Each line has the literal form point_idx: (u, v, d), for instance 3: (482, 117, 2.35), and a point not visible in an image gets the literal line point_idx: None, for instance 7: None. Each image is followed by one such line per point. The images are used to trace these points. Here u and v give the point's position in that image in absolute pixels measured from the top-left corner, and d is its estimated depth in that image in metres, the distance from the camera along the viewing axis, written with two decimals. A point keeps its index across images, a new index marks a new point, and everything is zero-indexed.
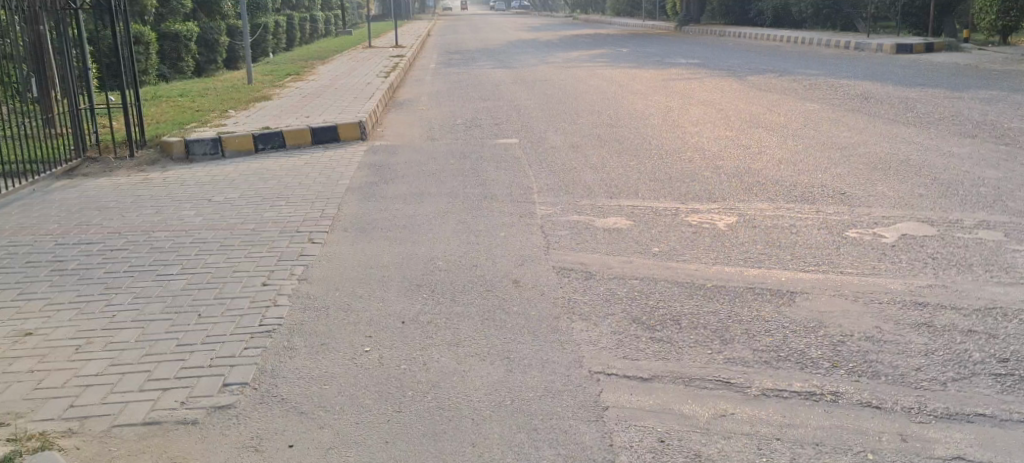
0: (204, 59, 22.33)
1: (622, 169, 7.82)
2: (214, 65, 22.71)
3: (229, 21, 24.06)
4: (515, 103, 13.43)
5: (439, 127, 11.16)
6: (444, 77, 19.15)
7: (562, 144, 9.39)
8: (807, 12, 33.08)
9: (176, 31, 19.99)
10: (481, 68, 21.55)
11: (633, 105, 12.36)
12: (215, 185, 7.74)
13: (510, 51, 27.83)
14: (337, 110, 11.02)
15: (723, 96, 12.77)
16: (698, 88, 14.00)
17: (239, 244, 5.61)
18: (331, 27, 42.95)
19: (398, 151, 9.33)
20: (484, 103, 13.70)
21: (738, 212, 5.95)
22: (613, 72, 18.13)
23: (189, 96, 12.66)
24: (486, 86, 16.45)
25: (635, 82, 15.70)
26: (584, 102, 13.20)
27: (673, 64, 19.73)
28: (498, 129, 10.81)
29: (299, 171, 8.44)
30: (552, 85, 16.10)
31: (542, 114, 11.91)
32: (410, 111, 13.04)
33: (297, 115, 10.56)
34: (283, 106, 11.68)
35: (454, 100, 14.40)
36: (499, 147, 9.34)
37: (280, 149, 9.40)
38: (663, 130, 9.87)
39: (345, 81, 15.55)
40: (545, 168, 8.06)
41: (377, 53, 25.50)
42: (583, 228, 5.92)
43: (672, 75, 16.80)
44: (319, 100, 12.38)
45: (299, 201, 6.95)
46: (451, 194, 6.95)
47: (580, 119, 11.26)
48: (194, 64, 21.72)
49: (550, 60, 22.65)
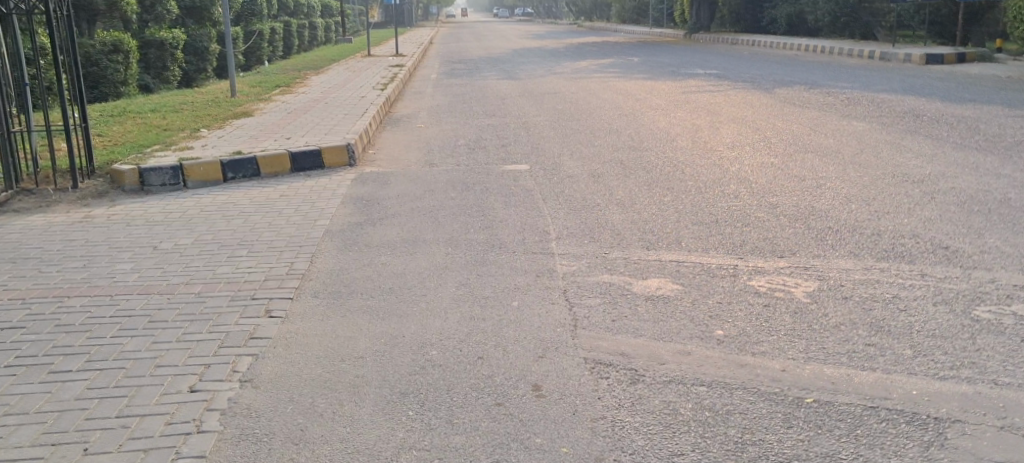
0: (193, 68, 21.05)
1: (656, 207, 6.54)
2: (204, 75, 21.44)
3: (220, 28, 22.82)
4: (523, 120, 12.16)
5: (437, 150, 9.88)
6: (446, 89, 17.92)
7: (580, 173, 8.12)
8: (823, 20, 31.84)
9: (160, 39, 18.73)
10: (486, 79, 20.27)
11: (654, 124, 11.07)
12: (168, 225, 6.48)
13: (516, 60, 26.61)
14: (324, 130, 9.76)
15: (754, 114, 11.51)
16: (724, 104, 12.72)
17: (174, 320, 4.33)
18: (332, 34, 41.69)
19: (391, 180, 8.05)
20: (488, 120, 12.42)
21: (817, 275, 4.65)
22: (627, 84, 16.88)
23: (160, 114, 11.42)
24: (490, 100, 15.16)
25: (654, 95, 14.44)
26: (599, 119, 11.92)
27: (691, 75, 18.44)
28: (504, 152, 9.53)
29: (272, 205, 7.16)
30: (563, 99, 14.85)
31: (554, 134, 10.64)
32: (407, 129, 11.78)
33: (276, 136, 9.30)
34: (264, 124, 10.41)
35: (455, 116, 13.13)
36: (507, 176, 8.07)
37: (254, 177, 8.14)
38: (696, 155, 8.60)
39: (337, 94, 14.31)
40: (563, 206, 6.77)
41: (375, 62, 24.23)
42: (618, 294, 4.63)
43: (692, 87, 15.50)
44: (304, 118, 11.11)
45: (263, 250, 5.68)
46: (449, 244, 5.67)
47: (598, 140, 9.99)
48: (181, 73, 20.46)
49: (559, 70, 21.44)
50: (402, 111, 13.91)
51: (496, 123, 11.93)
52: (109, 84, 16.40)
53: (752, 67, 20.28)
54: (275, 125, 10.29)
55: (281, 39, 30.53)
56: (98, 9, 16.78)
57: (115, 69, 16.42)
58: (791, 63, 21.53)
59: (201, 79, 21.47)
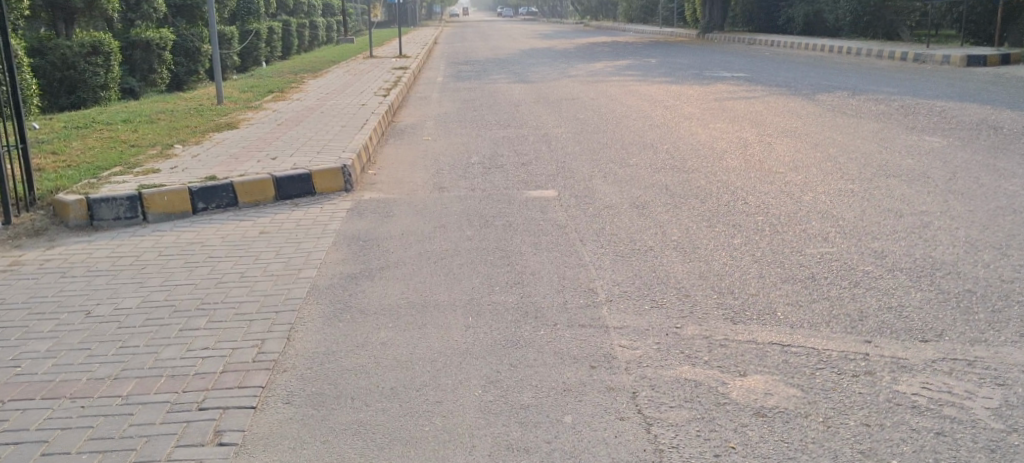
0: (183, 70, 19.72)
1: (724, 254, 5.20)
2: (196, 76, 20.13)
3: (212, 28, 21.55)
4: (542, 132, 10.83)
5: (447, 170, 8.54)
6: (454, 94, 16.63)
7: (618, 203, 6.80)
8: (845, 19, 30.42)
9: (147, 39, 17.40)
10: (495, 82, 18.91)
11: (691, 138, 9.74)
12: (113, 276, 5.20)
13: (526, 61, 25.29)
14: (315, 148, 8.47)
15: (804, 125, 10.18)
16: (765, 113, 11.39)
17: (81, 453, 3.05)
18: (333, 34, 40.43)
19: (392, 211, 6.74)
20: (502, 131, 11.09)
21: (992, 378, 3.31)
22: (650, 88, 15.56)
23: (130, 126, 10.14)
24: (503, 107, 13.86)
25: (683, 103, 13.13)
26: (628, 130, 10.59)
27: (717, 78, 17.07)
28: (525, 174, 8.19)
29: (248, 245, 5.87)
30: (583, 106, 13.54)
31: (580, 150, 9.30)
32: (411, 143, 10.49)
33: (260, 155, 8.03)
34: (249, 140, 9.13)
35: (466, 126, 11.80)
36: (531, 207, 6.75)
37: (230, 207, 6.86)
38: (753, 180, 7.29)
39: (335, 102, 13.02)
40: (607, 251, 5.43)
41: (377, 64, 22.92)
42: (712, 402, 3.30)
43: (723, 93, 14.15)
44: (295, 131, 9.80)
45: (228, 320, 4.40)
46: (469, 315, 4.35)
47: (632, 159, 8.65)
48: (169, 76, 19.19)
49: (573, 72, 20.11)
50: (406, 121, 12.58)
51: (511, 137, 10.61)
52: (88, 89, 15.05)
53: (781, 69, 18.91)
54: (260, 141, 9.00)
55: (279, 39, 29.22)
56: (77, 8, 15.45)
57: (94, 72, 15.08)
58: (820, 65, 20.15)
59: (192, 81, 20.16)
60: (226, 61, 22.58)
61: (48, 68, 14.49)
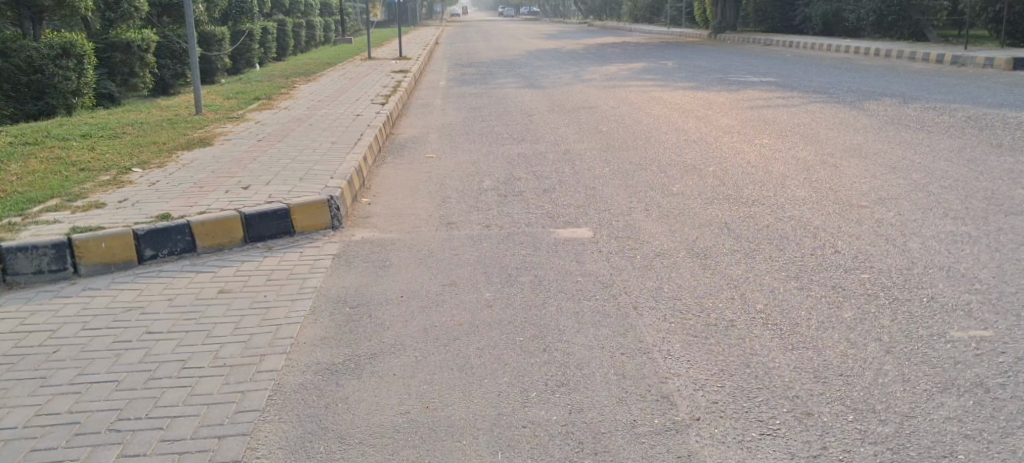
0: (169, 72, 18.31)
1: (833, 334, 3.88)
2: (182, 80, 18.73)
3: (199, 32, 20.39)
4: (561, 149, 9.53)
5: (455, 199, 7.22)
6: (459, 101, 15.29)
7: (670, 248, 5.48)
8: (866, 19, 29.09)
9: (128, 40, 15.97)
10: (504, 87, 17.58)
11: (737, 157, 8.41)
12: (10, 366, 3.88)
13: (533, 63, 23.97)
14: (297, 172, 7.13)
15: (864, 140, 8.87)
16: (813, 125, 10.08)
17: None
18: (331, 34, 39.07)
19: (391, 260, 5.41)
20: (516, 147, 9.77)
21: None
22: (675, 95, 14.24)
23: (88, 142, 8.79)
24: (515, 116, 12.54)
25: (715, 112, 11.81)
26: (661, 147, 9.27)
27: (745, 83, 15.75)
28: (550, 206, 6.87)
29: (201, 311, 4.55)
30: (603, 115, 12.21)
31: (609, 173, 7.98)
32: (412, 161, 9.16)
33: (229, 183, 6.70)
34: (221, 160, 7.78)
35: (474, 139, 10.49)
36: (563, 255, 5.43)
37: (186, 253, 5.50)
38: (831, 215, 5.96)
39: (326, 111, 11.70)
40: (675, 327, 4.11)
41: (376, 67, 21.58)
42: None
43: (758, 101, 12.84)
44: (277, 148, 8.47)
45: (146, 454, 3.10)
46: (498, 450, 3.04)
47: (674, 184, 7.32)
48: (153, 80, 17.78)
49: (586, 76, 18.77)
50: (407, 133, 11.26)
51: (528, 154, 9.29)
52: (60, 95, 13.30)
53: (811, 73, 17.60)
54: (234, 162, 7.66)
55: (275, 40, 27.84)
56: (47, 6, 13.95)
57: (66, 76, 13.34)
58: (851, 68, 18.85)
59: (177, 86, 18.75)
60: (216, 64, 21.22)
61: (13, 71, 12.86)
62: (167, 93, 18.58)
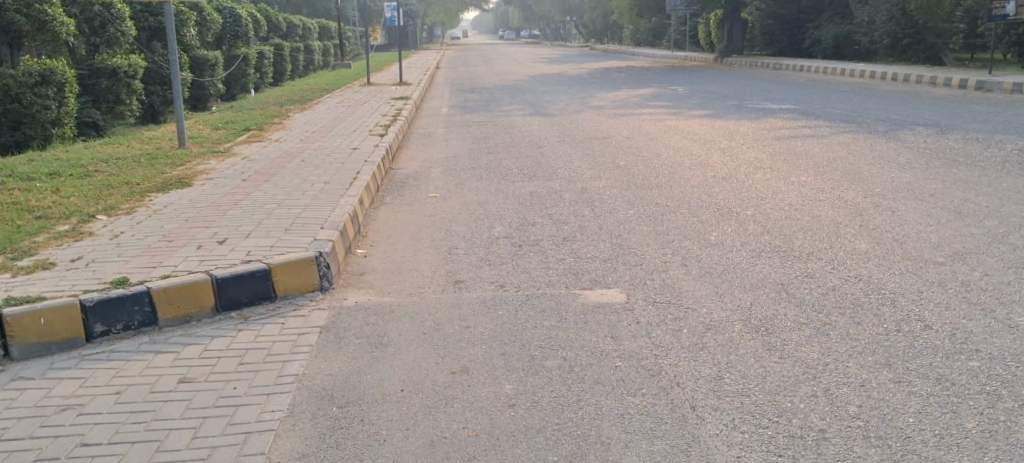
0: (159, 99, 17.53)
1: (955, 459, 3.06)
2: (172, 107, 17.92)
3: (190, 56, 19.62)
4: (577, 187, 8.74)
5: (462, 251, 6.39)
6: (463, 130, 14.54)
7: (721, 315, 4.63)
8: (879, 42, 28.50)
9: (113, 66, 15.16)
10: (509, 115, 16.81)
11: (775, 197, 7.59)
12: None
13: (538, 88, 23.24)
14: (281, 222, 6.30)
15: (913, 177, 8.08)
16: (850, 159, 9.31)
17: None
18: (329, 58, 38.35)
19: (390, 334, 4.56)
20: (528, 185, 8.97)
21: None
22: (692, 124, 13.48)
23: (54, 183, 7.93)
24: (523, 148, 11.76)
25: (739, 144, 11.04)
26: (687, 185, 8.47)
27: (765, 111, 15.03)
28: (571, 259, 6.04)
29: (153, 413, 3.74)
30: (619, 147, 11.43)
31: (634, 218, 7.15)
32: (414, 201, 8.35)
33: (202, 236, 5.86)
34: (198, 206, 6.95)
35: (481, 175, 9.69)
36: (593, 324, 4.59)
37: (146, 326, 4.65)
38: (904, 272, 5.14)
39: (321, 144, 10.89)
40: (748, 440, 3.27)
41: (374, 93, 20.83)
42: None
43: (783, 131, 12.06)
44: (263, 190, 7.66)
45: None
46: None
47: (708, 232, 6.49)
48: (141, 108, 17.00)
49: (594, 103, 18.04)
50: (408, 168, 10.44)
51: (541, 193, 8.48)
52: (39, 126, 12.24)
53: (831, 99, 16.88)
54: (213, 209, 6.82)
55: (271, 65, 27.10)
56: (26, 31, 12.63)
57: (45, 105, 12.25)
58: (871, 94, 18.17)
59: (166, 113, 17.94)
60: (209, 90, 20.43)
61: None
62: (156, 121, 17.77)
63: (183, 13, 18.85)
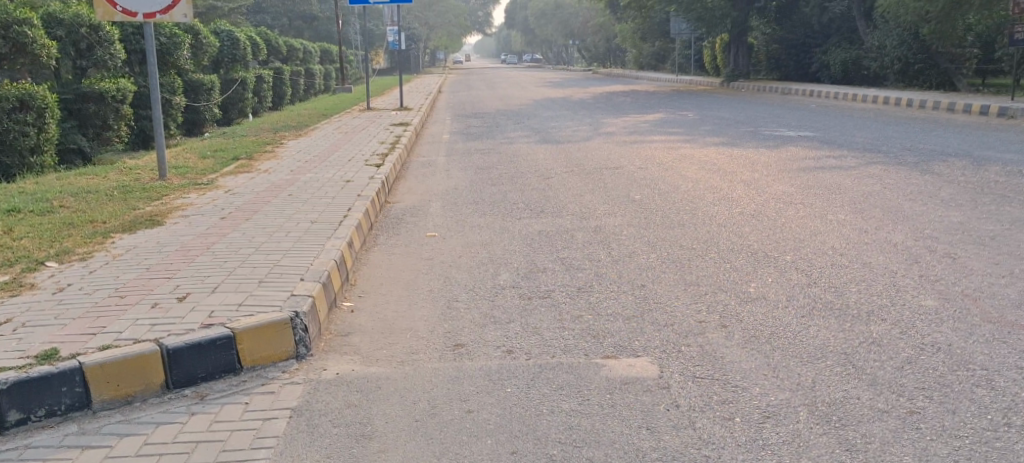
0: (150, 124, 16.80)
1: None
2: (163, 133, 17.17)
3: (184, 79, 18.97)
4: (590, 225, 7.96)
5: (464, 305, 5.60)
6: (465, 158, 13.82)
7: (779, 395, 3.83)
8: (892, 66, 27.90)
9: (102, 90, 13.93)
10: (514, 142, 16.07)
11: (814, 240, 6.80)
12: None
13: (543, 113, 22.57)
14: (257, 271, 5.50)
15: (963, 215, 7.34)
16: (889, 194, 8.57)
17: None
18: (330, 82, 37.82)
19: (377, 421, 3.77)
20: (538, 222, 8.22)
21: None
22: (709, 154, 12.77)
23: (10, 221, 7.13)
24: (530, 179, 11.03)
25: (763, 176, 10.32)
26: (713, 224, 7.68)
27: (783, 139, 14.33)
28: (590, 316, 5.25)
29: None
30: (632, 178, 10.70)
31: (658, 265, 6.36)
32: (411, 240, 7.59)
33: (162, 289, 5.06)
34: (165, 250, 6.17)
35: (486, 210, 8.92)
36: (625, 407, 3.79)
37: (76, 411, 3.88)
38: (988, 338, 4.36)
39: (312, 175, 10.14)
40: None
41: (373, 118, 20.15)
42: None
43: (808, 161, 11.30)
44: (241, 231, 6.88)
45: None
46: None
47: (744, 284, 5.69)
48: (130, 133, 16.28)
49: (602, 130, 17.35)
50: (406, 202, 9.67)
51: (552, 233, 7.70)
52: (15, 154, 11.44)
53: (850, 127, 16.20)
54: (182, 255, 6.04)
55: (269, 88, 26.39)
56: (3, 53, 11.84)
57: (23, 132, 11.44)
58: (890, 120, 17.52)
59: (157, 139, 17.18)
60: (203, 115, 19.72)
61: None
62: (146, 146, 17.00)
63: (177, 34, 17.91)
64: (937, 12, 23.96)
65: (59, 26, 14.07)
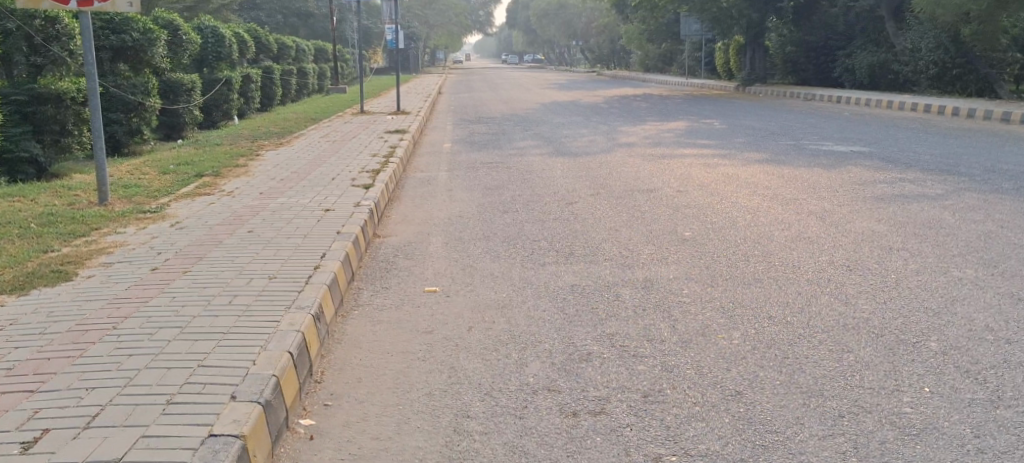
0: (121, 129, 14.58)
1: None
2: (138, 137, 15.02)
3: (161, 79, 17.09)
4: (637, 279, 6.17)
5: (481, 427, 3.82)
6: (470, 174, 12.07)
7: None
8: (925, 72, 26.21)
9: (61, 90, 11.07)
10: (525, 154, 14.26)
11: (952, 315, 5.01)
12: None
13: (553, 119, 20.85)
14: (168, 378, 3.73)
15: None
16: (1011, 236, 6.84)
17: None
18: (325, 81, 36.08)
19: None
20: (568, 271, 6.48)
21: None
22: (755, 174, 11.05)
23: None
24: (551, 205, 9.29)
25: (832, 205, 8.59)
26: (799, 281, 5.89)
27: (834, 156, 12.63)
28: (674, 458, 3.46)
29: None
30: (674, 206, 8.97)
31: (749, 352, 4.57)
32: (404, 299, 5.80)
33: (9, 421, 3.35)
34: (50, 328, 4.38)
35: (499, 252, 7.13)
36: None
37: None
38: None
39: (286, 200, 8.36)
40: None
41: (366, 124, 18.39)
42: None
43: (880, 188, 9.51)
44: (171, 292, 5.06)
45: None
46: None
47: (889, 400, 3.90)
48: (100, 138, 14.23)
49: (623, 140, 15.63)
50: (401, 236, 7.91)
51: (589, 290, 5.94)
52: None
53: (902, 141, 14.53)
54: (72, 336, 4.25)
55: (258, 89, 24.52)
56: None
57: None
58: (943, 133, 15.84)
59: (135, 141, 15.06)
60: (183, 118, 17.72)
61: None
62: (117, 152, 14.83)
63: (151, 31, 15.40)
64: (979, 12, 22.21)
65: (8, 17, 10.94)
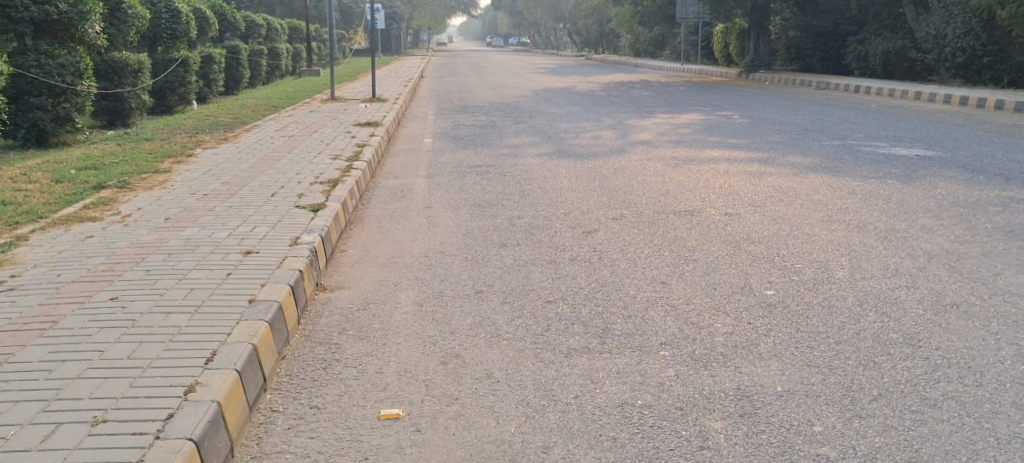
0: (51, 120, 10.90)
1: None
2: (70, 128, 11.12)
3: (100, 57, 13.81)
4: (725, 393, 3.80)
5: None
6: (455, 181, 9.65)
7: None
8: (951, 59, 23.93)
9: None
10: (520, 154, 11.83)
11: None
12: None
13: (548, 109, 18.45)
14: None
15: None
16: None
17: None
18: (298, 64, 33.38)
19: None
20: (611, 369, 4.11)
21: None
22: (816, 188, 8.68)
23: None
24: (565, 234, 6.91)
25: (951, 245, 6.25)
26: (1002, 409, 3.54)
27: (899, 163, 10.29)
28: None
29: None
30: (732, 240, 6.58)
31: None
32: (346, 439, 3.43)
33: None
34: None
35: (499, 326, 4.74)
36: None
37: None
38: None
39: (197, 233, 5.93)
40: None
41: (335, 114, 15.93)
42: None
43: (996, 217, 7.17)
44: None
45: None
46: None
47: None
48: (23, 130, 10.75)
49: (636, 137, 13.23)
50: (357, 289, 5.52)
51: (659, 419, 3.57)
52: None
53: (965, 142, 12.23)
54: None
55: (222, 71, 21.87)
56: None
57: None
58: (1005, 131, 13.54)
59: (65, 132, 11.20)
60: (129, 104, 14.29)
61: None
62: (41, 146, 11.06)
63: None
64: None
65: None
